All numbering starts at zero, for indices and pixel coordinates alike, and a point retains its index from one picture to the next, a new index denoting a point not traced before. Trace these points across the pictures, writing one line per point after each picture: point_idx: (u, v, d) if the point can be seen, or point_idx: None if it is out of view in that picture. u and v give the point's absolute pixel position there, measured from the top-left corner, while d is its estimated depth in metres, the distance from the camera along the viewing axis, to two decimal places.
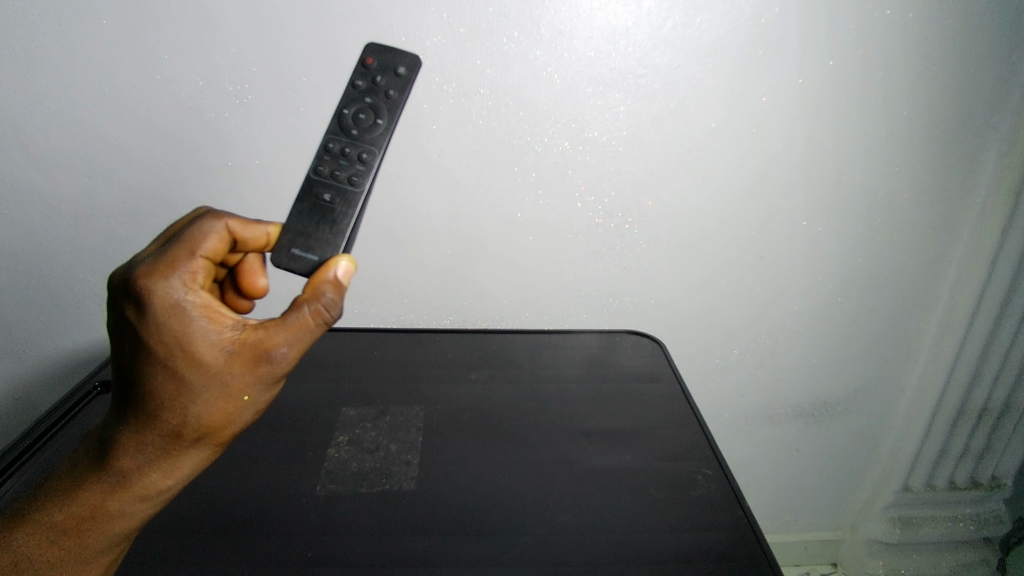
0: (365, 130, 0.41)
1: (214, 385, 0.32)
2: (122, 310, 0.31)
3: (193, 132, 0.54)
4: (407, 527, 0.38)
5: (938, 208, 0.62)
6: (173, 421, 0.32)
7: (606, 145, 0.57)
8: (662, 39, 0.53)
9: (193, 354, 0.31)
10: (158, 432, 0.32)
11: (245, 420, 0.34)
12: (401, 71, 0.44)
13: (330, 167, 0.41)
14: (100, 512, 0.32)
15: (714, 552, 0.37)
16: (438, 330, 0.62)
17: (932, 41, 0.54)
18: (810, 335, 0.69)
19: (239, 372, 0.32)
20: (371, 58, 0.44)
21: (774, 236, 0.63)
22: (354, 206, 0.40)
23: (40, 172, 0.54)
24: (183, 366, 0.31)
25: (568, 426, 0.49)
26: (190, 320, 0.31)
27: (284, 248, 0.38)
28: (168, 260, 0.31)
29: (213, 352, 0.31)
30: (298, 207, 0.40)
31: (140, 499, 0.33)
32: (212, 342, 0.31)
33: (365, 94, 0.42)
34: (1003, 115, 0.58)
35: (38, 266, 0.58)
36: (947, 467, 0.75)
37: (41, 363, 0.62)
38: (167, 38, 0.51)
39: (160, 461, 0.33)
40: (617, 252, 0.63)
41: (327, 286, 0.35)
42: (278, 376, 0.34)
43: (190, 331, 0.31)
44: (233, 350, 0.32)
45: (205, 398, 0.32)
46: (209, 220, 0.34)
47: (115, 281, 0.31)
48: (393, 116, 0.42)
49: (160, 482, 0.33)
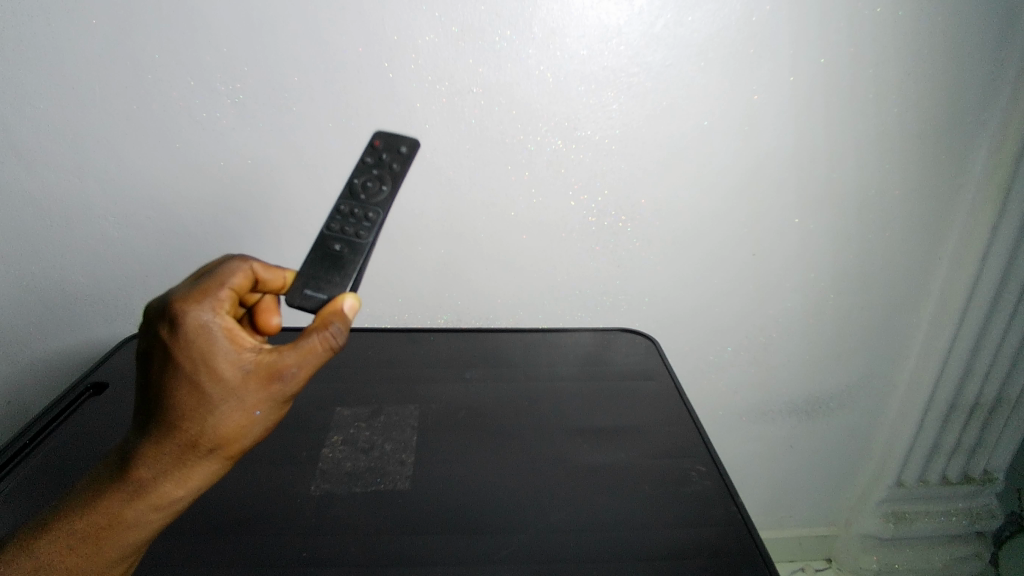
0: (372, 197, 0.44)
1: (230, 401, 0.31)
2: (153, 332, 0.31)
3: (184, 131, 0.54)
4: (401, 526, 0.38)
5: (929, 204, 0.62)
6: (188, 434, 0.31)
7: (599, 143, 0.57)
8: (654, 37, 0.53)
9: (215, 371, 0.31)
10: (173, 444, 0.31)
11: (256, 438, 0.34)
12: (403, 150, 0.47)
13: (341, 225, 0.43)
14: (113, 521, 0.31)
15: (707, 549, 0.37)
16: (433, 330, 0.62)
17: (922, 38, 0.54)
18: (803, 332, 0.69)
19: (253, 390, 0.32)
20: (378, 141, 0.47)
21: (768, 234, 0.63)
22: (363, 256, 0.42)
23: (30, 173, 0.54)
24: (205, 381, 0.31)
25: (564, 424, 0.49)
26: (216, 339, 0.31)
27: (297, 289, 0.39)
28: (200, 288, 0.32)
29: (232, 370, 0.31)
30: (310, 256, 0.41)
31: (154, 509, 0.32)
32: (233, 360, 0.31)
33: (373, 168, 0.46)
34: (993, 113, 0.58)
35: (28, 268, 0.58)
36: (939, 462, 0.75)
37: (32, 367, 0.62)
38: (155, 37, 0.50)
39: (174, 473, 0.32)
40: (610, 251, 0.63)
41: (336, 316, 0.35)
42: (287, 397, 0.33)
43: (215, 349, 0.31)
44: (251, 368, 0.32)
45: (221, 414, 0.31)
46: (237, 261, 0.35)
47: (151, 307, 0.32)
48: (397, 184, 0.45)
49: (173, 492, 0.32)
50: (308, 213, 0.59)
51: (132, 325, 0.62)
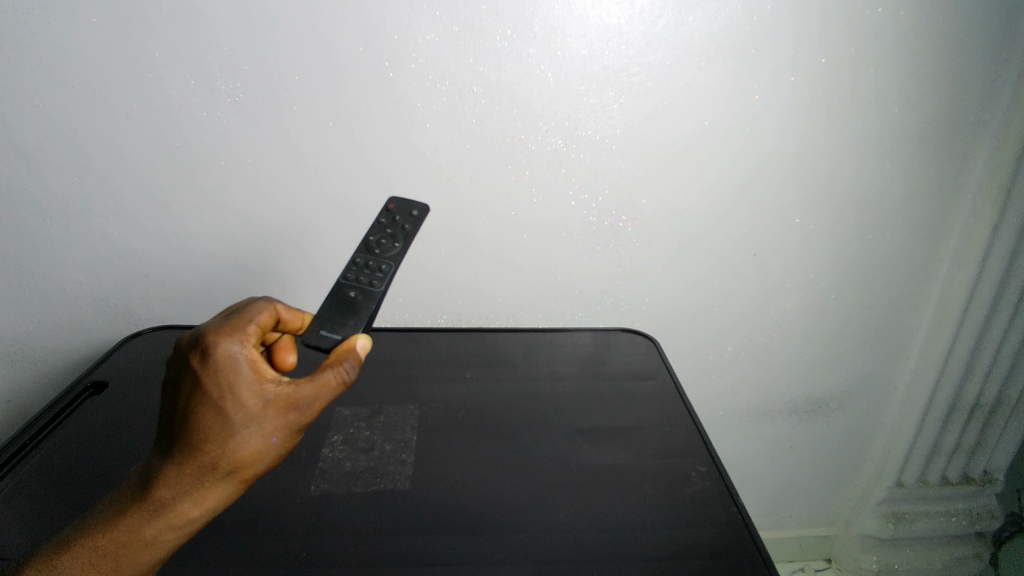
0: (385, 251, 0.47)
1: (250, 427, 0.31)
2: (184, 362, 0.32)
3: (185, 131, 0.54)
4: (401, 526, 0.38)
5: (929, 205, 0.62)
6: (208, 456, 0.31)
7: (600, 143, 0.57)
8: (655, 36, 0.53)
9: (238, 398, 0.31)
10: (193, 465, 0.31)
11: (271, 464, 0.33)
12: (414, 213, 0.51)
13: (356, 275, 0.46)
14: (129, 541, 0.30)
15: (708, 549, 0.37)
16: (433, 330, 0.62)
17: (924, 38, 0.54)
18: (804, 332, 0.69)
19: (272, 417, 0.32)
20: (393, 204, 0.51)
21: (768, 234, 0.63)
22: (376, 303, 0.44)
23: (29, 172, 0.54)
24: (228, 408, 0.31)
25: (564, 424, 0.49)
26: (241, 369, 0.32)
27: (313, 329, 0.41)
28: (230, 323, 0.33)
29: (254, 398, 0.31)
30: (326, 302, 0.43)
31: (171, 529, 0.30)
32: (255, 389, 0.32)
33: (387, 228, 0.49)
34: (994, 113, 0.58)
35: (27, 267, 0.58)
36: (939, 462, 0.75)
37: (32, 366, 0.62)
38: (156, 36, 0.50)
39: (191, 494, 0.31)
40: (611, 251, 0.63)
41: (350, 353, 0.35)
42: (302, 427, 0.33)
43: (240, 378, 0.31)
44: (271, 397, 0.32)
45: (242, 439, 0.31)
46: (262, 303, 0.37)
47: (183, 342, 0.33)
48: (409, 242, 0.48)
49: (190, 511, 0.31)
50: (308, 212, 0.59)
51: (132, 324, 0.62)
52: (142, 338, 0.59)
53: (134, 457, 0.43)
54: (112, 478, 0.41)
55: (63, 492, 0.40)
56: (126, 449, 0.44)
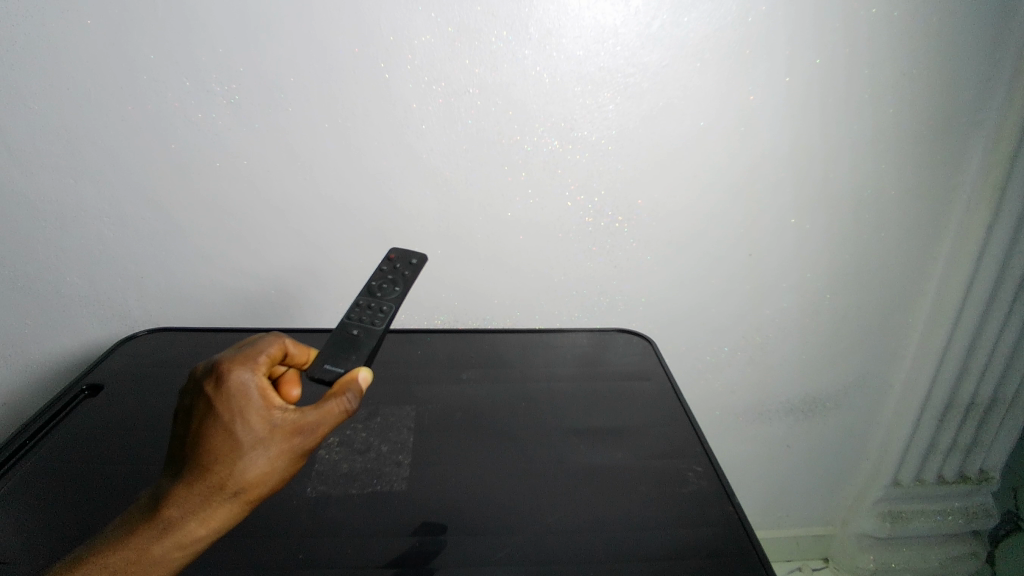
0: (385, 294, 0.48)
1: (257, 450, 0.31)
2: (198, 389, 0.32)
3: (181, 133, 0.54)
4: (399, 528, 0.38)
5: (924, 204, 0.63)
6: (216, 476, 0.30)
7: (596, 143, 0.57)
8: (651, 37, 0.53)
9: (247, 422, 0.31)
10: (201, 486, 0.30)
11: (276, 489, 0.32)
12: (414, 261, 0.52)
13: (359, 315, 0.46)
14: (137, 559, 0.29)
15: (705, 549, 0.37)
16: (430, 332, 0.62)
17: (918, 38, 0.55)
18: (800, 332, 0.70)
19: (278, 441, 0.31)
20: (393, 254, 0.52)
21: (764, 234, 0.63)
22: (379, 341, 0.44)
23: (23, 173, 0.54)
24: (238, 430, 0.31)
25: (560, 425, 0.49)
26: (252, 395, 0.32)
27: (317, 364, 0.40)
28: (243, 354, 0.34)
29: (262, 422, 0.31)
30: (330, 340, 0.43)
31: (178, 548, 0.30)
32: (264, 414, 0.32)
33: (388, 272, 0.50)
34: (988, 112, 0.58)
35: (22, 269, 0.58)
36: (935, 461, 0.75)
37: (27, 369, 0.62)
38: (150, 37, 0.50)
39: (198, 514, 0.30)
40: (607, 252, 0.63)
41: (353, 384, 0.35)
42: (307, 454, 0.33)
43: (250, 403, 0.32)
44: (278, 422, 0.32)
45: (249, 462, 0.31)
46: (272, 336, 0.37)
47: (199, 370, 0.33)
48: (409, 286, 0.49)
49: (197, 531, 0.30)
50: (305, 215, 0.59)
51: (128, 326, 0.62)
52: (137, 340, 0.59)
53: (133, 459, 0.43)
54: (111, 479, 0.41)
55: (61, 493, 0.40)
56: (124, 451, 0.44)
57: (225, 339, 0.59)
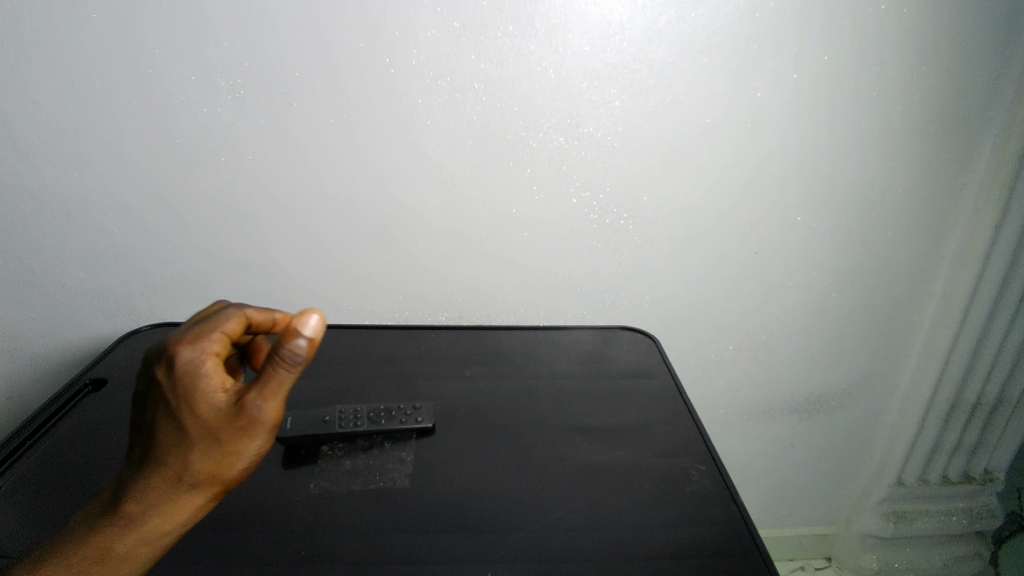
0: None
1: (207, 437, 0.30)
2: (146, 376, 0.32)
3: (185, 127, 0.54)
4: (401, 525, 0.38)
5: (931, 203, 0.62)
6: (172, 468, 0.30)
7: (601, 140, 0.57)
8: (658, 33, 0.53)
9: (195, 408, 0.30)
10: (159, 479, 0.30)
11: (237, 475, 0.32)
12: None
13: None
14: (101, 558, 0.29)
15: (708, 548, 0.37)
16: (433, 328, 0.62)
17: (928, 35, 0.54)
18: (805, 331, 0.69)
19: (226, 426, 0.31)
20: None
21: (770, 232, 0.63)
22: None
23: (29, 168, 0.54)
24: (185, 417, 0.30)
25: (563, 422, 0.49)
26: (202, 376, 0.31)
27: None
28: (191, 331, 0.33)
29: (207, 406, 0.31)
30: None
31: (142, 544, 0.30)
32: (209, 396, 0.31)
33: None
34: (997, 110, 0.58)
35: (27, 264, 0.58)
36: (940, 461, 0.75)
37: (32, 363, 0.62)
38: (155, 31, 0.50)
39: (158, 508, 0.30)
40: (612, 249, 0.63)
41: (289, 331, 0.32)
42: (261, 434, 0.32)
43: (198, 385, 0.31)
44: (224, 404, 0.31)
45: (202, 453, 0.30)
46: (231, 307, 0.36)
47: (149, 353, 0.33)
48: None
49: (162, 525, 0.30)
50: (308, 211, 0.59)
51: (133, 321, 0.62)
52: (140, 335, 0.58)
53: None
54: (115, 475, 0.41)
55: (63, 486, 0.39)
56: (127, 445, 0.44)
57: None
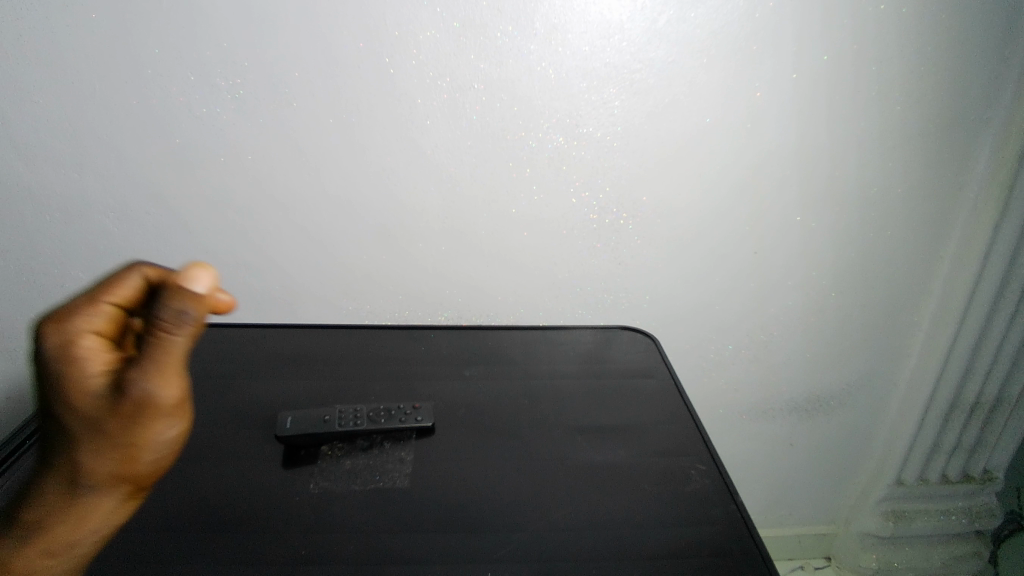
0: None
1: (89, 432, 0.26)
2: None
3: (185, 127, 0.54)
4: (401, 525, 0.38)
5: (929, 203, 0.62)
6: (62, 470, 0.27)
7: (601, 140, 0.57)
8: (657, 32, 0.53)
9: (70, 399, 0.26)
10: (53, 483, 0.27)
11: (143, 469, 0.28)
12: None
13: None
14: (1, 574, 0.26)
15: (707, 547, 0.37)
16: (433, 329, 0.62)
17: (927, 34, 0.54)
18: (804, 331, 0.69)
19: (109, 417, 0.26)
20: None
21: (769, 232, 0.63)
22: None
23: (29, 168, 0.54)
24: (63, 411, 0.26)
25: (563, 422, 0.49)
26: (76, 360, 0.26)
27: None
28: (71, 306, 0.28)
29: (86, 395, 0.26)
30: None
31: (47, 554, 0.27)
32: (86, 383, 0.26)
33: None
34: (997, 110, 0.57)
35: (28, 264, 0.58)
36: (939, 461, 0.75)
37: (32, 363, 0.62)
38: (154, 31, 0.50)
39: (59, 514, 0.27)
40: (612, 249, 0.63)
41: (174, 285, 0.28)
42: (155, 419, 0.27)
43: (73, 372, 0.26)
44: (103, 391, 0.26)
45: (89, 451, 0.26)
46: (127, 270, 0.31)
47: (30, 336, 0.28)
48: None
49: (69, 532, 0.27)
50: (308, 211, 0.59)
51: None
52: None
53: None
54: None
55: None
56: None
57: (228, 334, 0.59)
